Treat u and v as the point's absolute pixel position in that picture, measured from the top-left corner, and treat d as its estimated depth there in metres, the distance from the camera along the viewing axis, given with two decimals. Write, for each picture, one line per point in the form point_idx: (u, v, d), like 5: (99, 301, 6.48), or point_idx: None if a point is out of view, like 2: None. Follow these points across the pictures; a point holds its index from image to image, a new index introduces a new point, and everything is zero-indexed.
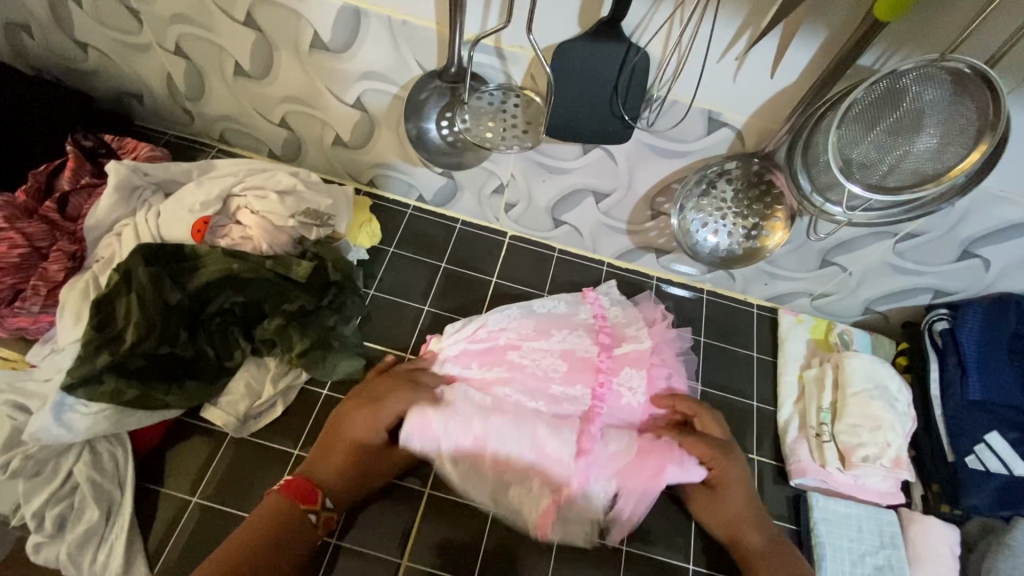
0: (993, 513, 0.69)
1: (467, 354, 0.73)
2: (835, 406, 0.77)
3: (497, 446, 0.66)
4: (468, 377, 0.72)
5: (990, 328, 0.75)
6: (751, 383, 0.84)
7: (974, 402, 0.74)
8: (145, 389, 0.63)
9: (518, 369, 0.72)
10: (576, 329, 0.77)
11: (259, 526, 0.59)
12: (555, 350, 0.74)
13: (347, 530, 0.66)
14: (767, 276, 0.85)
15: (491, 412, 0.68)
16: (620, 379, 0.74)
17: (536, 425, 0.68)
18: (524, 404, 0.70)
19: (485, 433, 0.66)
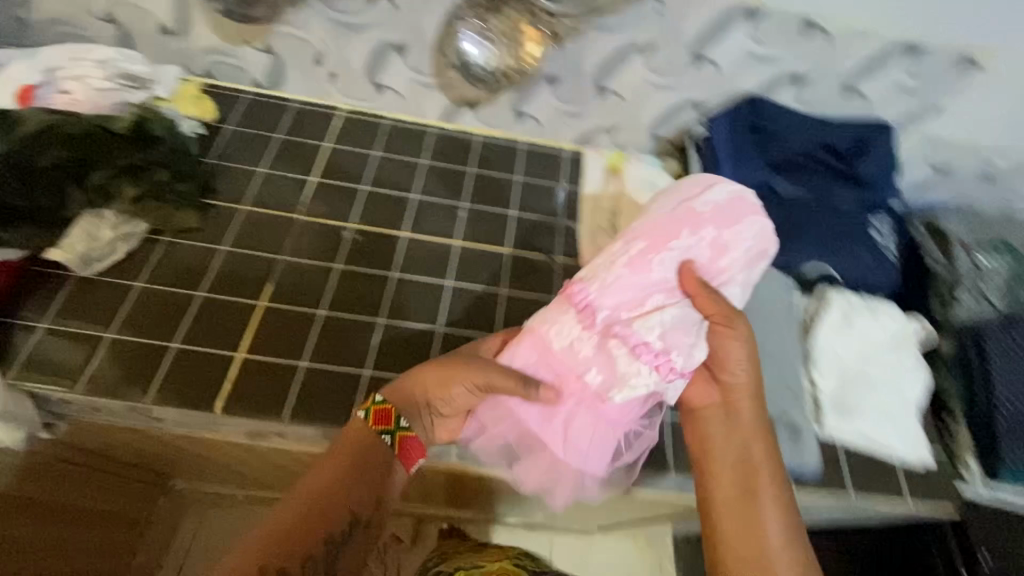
0: None
1: (749, 207, 0.64)
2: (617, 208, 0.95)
3: (708, 227, 0.62)
4: (746, 216, 0.63)
5: (733, 126, 0.90)
6: (556, 206, 0.97)
7: (727, 187, 0.90)
8: None
9: (690, 247, 0.62)
10: (674, 349, 0.62)
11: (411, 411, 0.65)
12: (690, 278, 0.62)
13: (229, 343, 0.76)
14: (567, 117, 0.99)
15: (719, 243, 0.62)
16: (651, 313, 0.62)
17: (671, 248, 0.62)
18: (682, 250, 0.62)
19: (717, 236, 0.62)
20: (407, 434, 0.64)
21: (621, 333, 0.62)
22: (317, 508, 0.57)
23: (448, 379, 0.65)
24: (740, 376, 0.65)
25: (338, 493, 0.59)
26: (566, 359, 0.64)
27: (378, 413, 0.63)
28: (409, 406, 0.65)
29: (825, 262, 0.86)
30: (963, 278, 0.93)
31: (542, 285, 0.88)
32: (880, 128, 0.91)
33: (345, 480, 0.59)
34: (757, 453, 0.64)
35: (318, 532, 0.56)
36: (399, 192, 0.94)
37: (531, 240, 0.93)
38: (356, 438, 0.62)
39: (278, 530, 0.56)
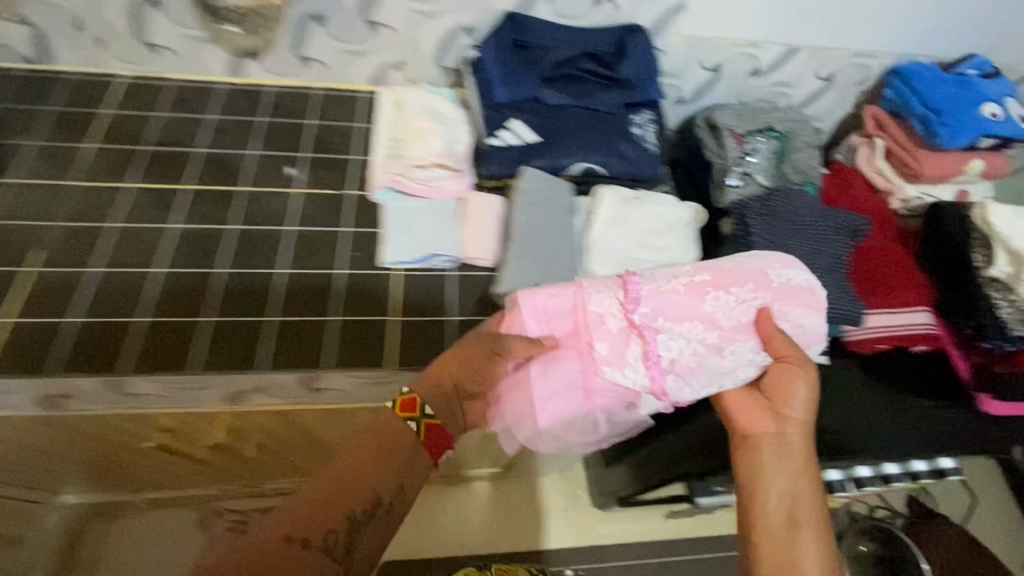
0: (507, 173, 0.89)
1: (803, 289, 0.80)
2: (404, 134, 0.93)
3: (763, 296, 0.78)
4: (788, 305, 0.79)
5: (497, 43, 0.94)
6: (350, 144, 0.99)
7: (502, 104, 0.94)
8: None
9: (740, 315, 0.77)
10: (741, 359, 0.75)
11: (429, 387, 0.71)
12: (731, 336, 0.76)
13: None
14: (351, 58, 1.01)
15: (760, 309, 0.77)
16: (668, 336, 0.75)
17: (729, 305, 0.77)
18: (728, 317, 0.76)
19: (772, 302, 0.78)
20: (432, 422, 0.68)
21: (647, 334, 0.75)
22: (346, 489, 0.61)
23: (479, 356, 0.73)
24: (795, 405, 0.68)
25: (364, 476, 0.62)
26: (594, 330, 0.75)
27: (406, 400, 0.67)
28: (427, 392, 0.70)
29: (585, 159, 0.90)
30: (732, 161, 1.02)
31: (333, 216, 0.90)
32: (633, 30, 0.97)
33: (364, 465, 0.63)
34: (808, 487, 0.64)
35: (340, 510, 0.59)
36: (184, 148, 0.95)
37: (324, 178, 0.95)
38: (382, 429, 0.66)
39: (302, 509, 0.58)
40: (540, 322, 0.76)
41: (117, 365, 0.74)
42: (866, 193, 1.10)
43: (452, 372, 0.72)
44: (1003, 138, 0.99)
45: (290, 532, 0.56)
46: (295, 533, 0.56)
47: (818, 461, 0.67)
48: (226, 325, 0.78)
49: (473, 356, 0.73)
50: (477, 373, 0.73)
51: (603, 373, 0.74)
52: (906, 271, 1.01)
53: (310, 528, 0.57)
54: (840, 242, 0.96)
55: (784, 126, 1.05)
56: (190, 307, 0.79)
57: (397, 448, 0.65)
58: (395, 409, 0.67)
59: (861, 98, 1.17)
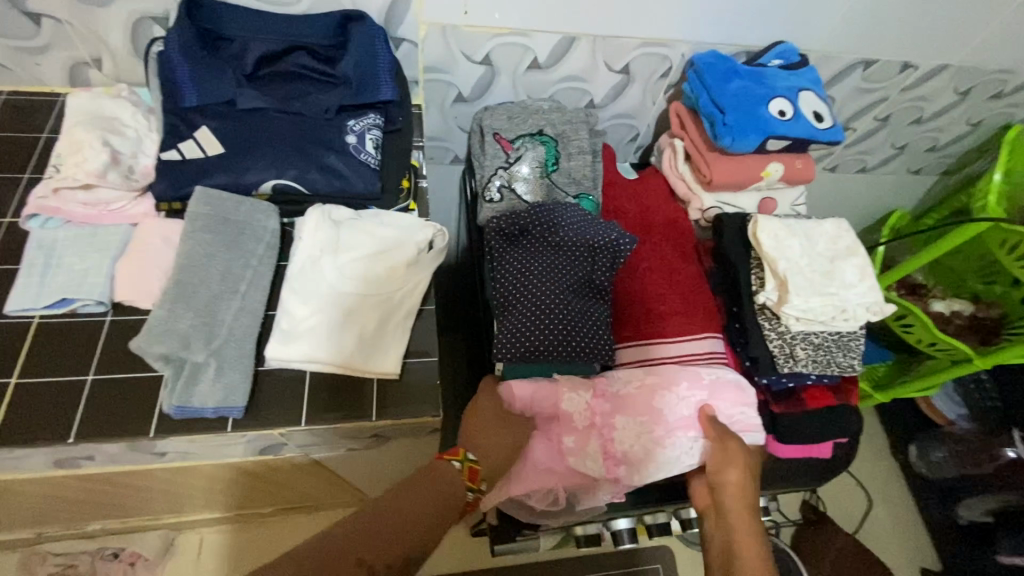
0: (181, 194, 0.74)
1: (735, 388, 0.78)
2: (62, 146, 0.77)
3: (712, 398, 0.77)
4: (731, 400, 0.78)
5: (179, 33, 0.77)
6: (28, 158, 0.84)
7: (193, 109, 0.78)
8: None
9: (688, 411, 0.76)
10: (684, 448, 0.75)
11: (488, 447, 0.76)
12: (681, 429, 0.75)
13: None
14: (28, 56, 0.84)
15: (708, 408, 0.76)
16: (626, 426, 0.74)
17: (675, 399, 0.76)
18: (679, 412, 0.76)
19: (716, 400, 0.77)
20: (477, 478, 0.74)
21: (601, 426, 0.74)
22: (404, 531, 0.65)
23: (512, 432, 0.77)
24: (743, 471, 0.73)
25: (421, 515, 0.68)
26: (559, 422, 0.74)
27: (468, 473, 0.74)
28: (492, 454, 0.75)
29: (271, 174, 0.75)
30: (489, 171, 0.89)
31: None
32: (355, 18, 0.82)
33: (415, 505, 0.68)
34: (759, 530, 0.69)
35: (400, 550, 0.64)
36: None
37: None
38: (437, 478, 0.72)
39: (369, 532, 0.64)
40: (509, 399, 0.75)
41: None
42: (659, 198, 0.97)
43: (489, 446, 0.76)
44: (792, 140, 0.87)
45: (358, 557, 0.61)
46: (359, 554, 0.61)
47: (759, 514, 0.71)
48: None
49: (489, 436, 0.76)
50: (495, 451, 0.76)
51: (570, 467, 0.73)
52: (688, 291, 0.86)
53: (369, 552, 0.62)
54: (602, 264, 0.83)
55: (556, 129, 0.91)
56: None
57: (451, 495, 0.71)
58: (461, 471, 0.73)
59: (670, 90, 1.04)
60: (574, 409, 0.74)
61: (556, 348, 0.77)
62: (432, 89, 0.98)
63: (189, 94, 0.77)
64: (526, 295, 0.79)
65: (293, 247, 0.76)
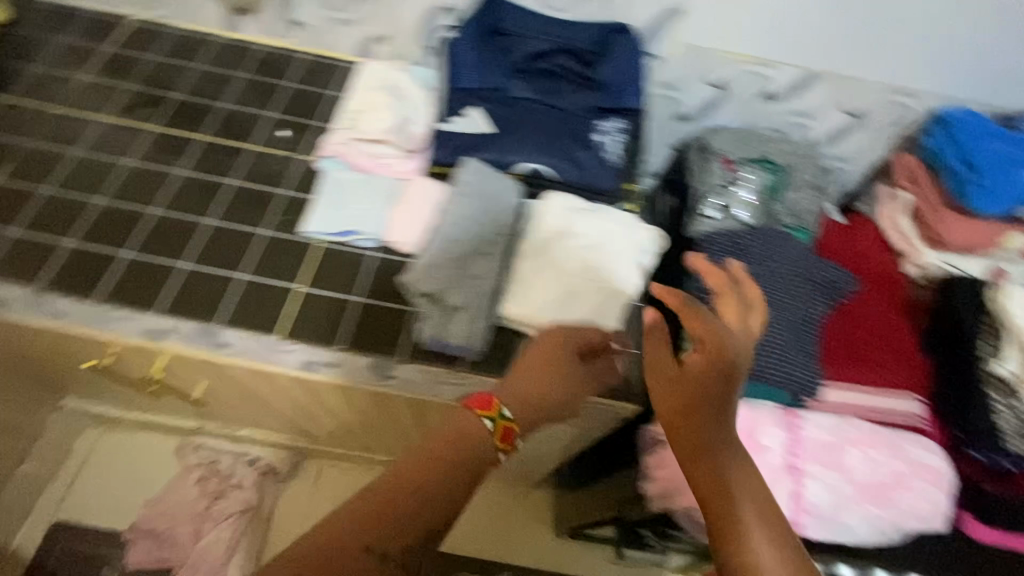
0: (450, 161, 0.86)
1: (935, 471, 0.75)
2: (358, 104, 0.91)
3: (907, 471, 0.75)
4: (926, 477, 0.75)
5: (475, 26, 0.90)
6: (316, 109, 0.99)
7: (468, 90, 0.89)
8: None
9: (878, 476, 0.75)
10: (865, 514, 0.73)
11: (521, 405, 0.61)
12: (867, 495, 0.74)
13: None
14: (334, 25, 1.00)
15: (900, 480, 0.74)
16: (816, 476, 0.74)
17: (867, 461, 0.75)
18: (867, 475, 0.75)
19: (908, 473, 0.75)
20: (508, 423, 0.58)
21: (791, 467, 0.74)
22: (429, 498, 0.51)
23: (571, 369, 0.64)
24: (679, 383, 0.50)
25: (422, 487, 0.52)
26: (754, 455, 0.75)
27: (502, 433, 0.58)
28: (531, 410, 0.61)
29: (528, 159, 0.84)
30: (709, 188, 0.91)
31: (272, 176, 0.90)
32: (620, 29, 0.89)
33: (420, 477, 0.52)
34: (735, 476, 0.47)
35: (416, 529, 0.50)
36: (166, 91, 0.98)
37: (282, 137, 0.95)
38: (458, 434, 0.56)
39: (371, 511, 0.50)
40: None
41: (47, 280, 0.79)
42: (875, 249, 0.93)
43: (532, 390, 0.62)
44: None
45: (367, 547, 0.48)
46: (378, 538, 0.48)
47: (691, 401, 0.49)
48: (137, 264, 0.81)
49: (536, 364, 0.63)
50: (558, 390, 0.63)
51: None
52: (897, 344, 0.84)
53: (374, 536, 0.48)
54: (815, 300, 0.84)
55: (784, 160, 0.93)
56: (117, 237, 0.83)
57: (476, 448, 0.56)
58: (492, 431, 0.57)
59: (898, 144, 1.01)
60: (772, 446, 0.75)
61: (762, 367, 0.79)
62: (658, 104, 1.02)
63: (473, 78, 0.89)
64: None
65: (529, 221, 0.83)
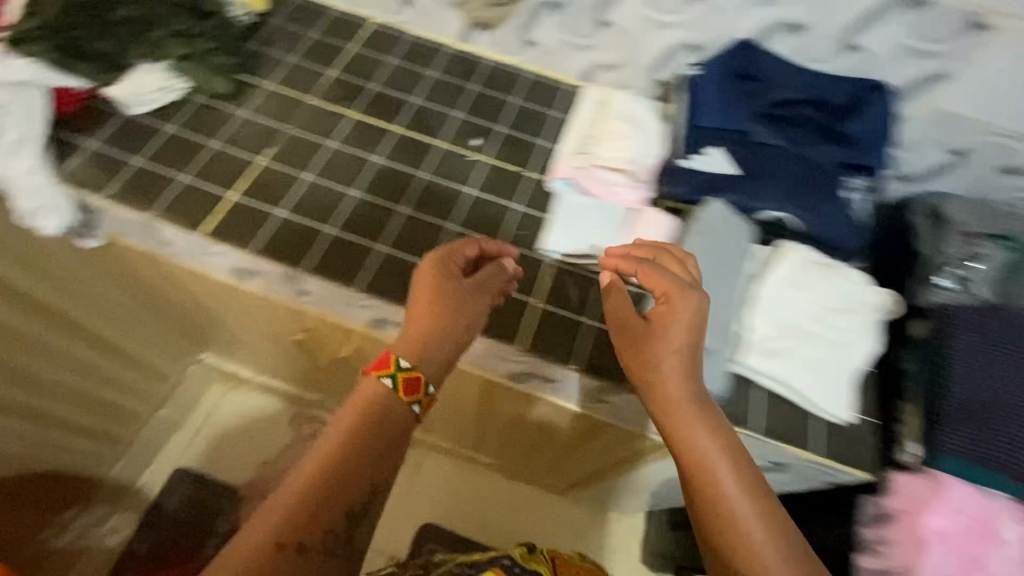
0: (691, 199, 0.87)
1: None
2: (597, 132, 0.96)
3: None
4: None
5: (723, 67, 0.92)
6: (542, 128, 1.03)
7: (711, 130, 0.91)
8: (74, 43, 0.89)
9: None
10: None
11: (430, 359, 0.69)
12: None
13: (228, 184, 0.89)
14: (569, 49, 1.04)
15: None
16: None
17: None
18: None
19: None
20: (410, 376, 0.66)
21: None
22: (350, 480, 0.61)
23: (473, 310, 0.73)
24: (664, 359, 0.65)
25: (353, 475, 0.61)
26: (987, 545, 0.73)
27: (406, 383, 0.66)
28: (430, 365, 0.69)
29: (779, 209, 0.84)
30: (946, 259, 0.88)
31: (506, 190, 0.95)
32: (874, 87, 0.89)
33: (354, 466, 0.62)
34: (706, 450, 0.62)
35: (331, 512, 0.59)
36: (404, 95, 1.04)
37: (512, 153, 1.00)
38: (367, 400, 0.64)
39: (300, 510, 0.58)
40: (928, 499, 0.74)
41: (311, 264, 0.84)
42: None
43: (443, 342, 0.70)
44: None
45: (302, 546, 0.57)
46: (309, 529, 0.58)
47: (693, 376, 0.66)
48: (391, 261, 0.86)
49: (428, 296, 0.72)
50: (433, 350, 0.70)
51: None
52: None
53: (308, 535, 0.58)
54: None
55: None
56: (370, 232, 0.88)
57: (384, 410, 0.65)
58: (394, 389, 0.66)
59: None
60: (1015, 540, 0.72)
61: (1005, 459, 0.74)
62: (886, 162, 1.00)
63: (720, 120, 0.91)
64: (983, 399, 0.76)
65: (767, 265, 0.84)
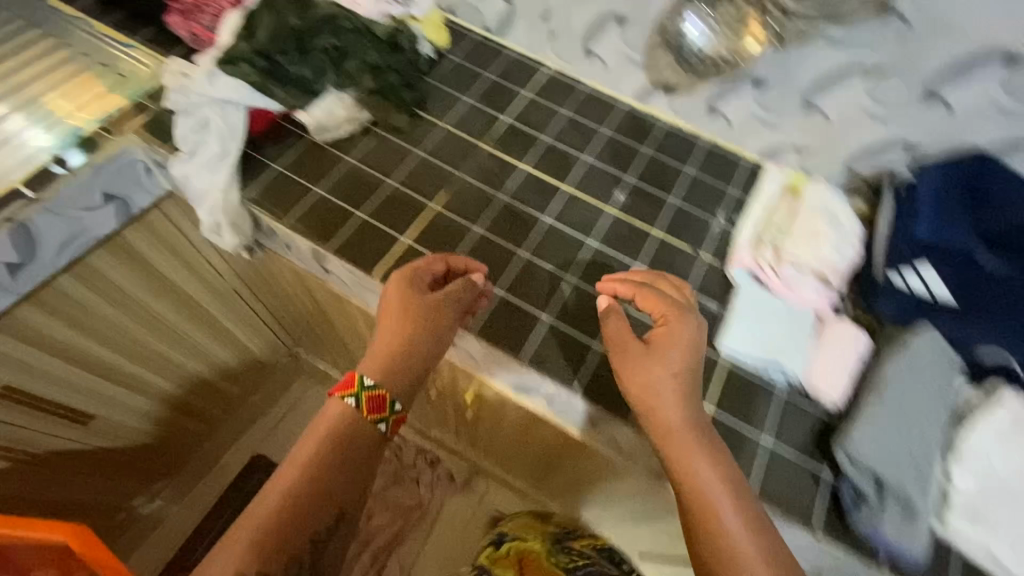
0: (897, 321, 0.79)
1: None
2: (785, 223, 0.89)
3: None
4: None
5: (945, 177, 0.82)
6: (719, 208, 0.95)
7: (921, 242, 0.81)
8: (277, 69, 0.90)
9: None
10: None
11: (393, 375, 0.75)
12: None
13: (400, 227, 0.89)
14: (759, 126, 0.97)
15: None
16: None
17: None
18: None
19: None
20: (372, 391, 0.74)
21: None
22: (307, 497, 0.71)
23: (442, 319, 0.77)
24: (653, 373, 0.67)
25: (331, 487, 0.72)
26: None
27: (370, 401, 0.73)
28: (397, 380, 0.75)
29: (1013, 356, 0.73)
30: None
31: (679, 273, 0.88)
32: None
33: (318, 486, 0.71)
34: (704, 479, 0.64)
35: (302, 525, 0.70)
36: (574, 151, 1.01)
37: (686, 231, 0.93)
38: (336, 421, 0.73)
39: (275, 518, 0.69)
40: None
41: (475, 325, 0.83)
42: None
43: (415, 353, 0.76)
44: None
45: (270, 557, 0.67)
46: (284, 539, 0.69)
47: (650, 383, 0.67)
48: (559, 333, 0.83)
49: (393, 316, 0.76)
50: (415, 358, 0.76)
51: None
52: None
53: (278, 546, 0.68)
54: None
55: None
56: (537, 298, 0.86)
57: (353, 426, 0.74)
58: (359, 406, 0.74)
59: None
60: None
61: None
62: None
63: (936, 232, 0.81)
64: None
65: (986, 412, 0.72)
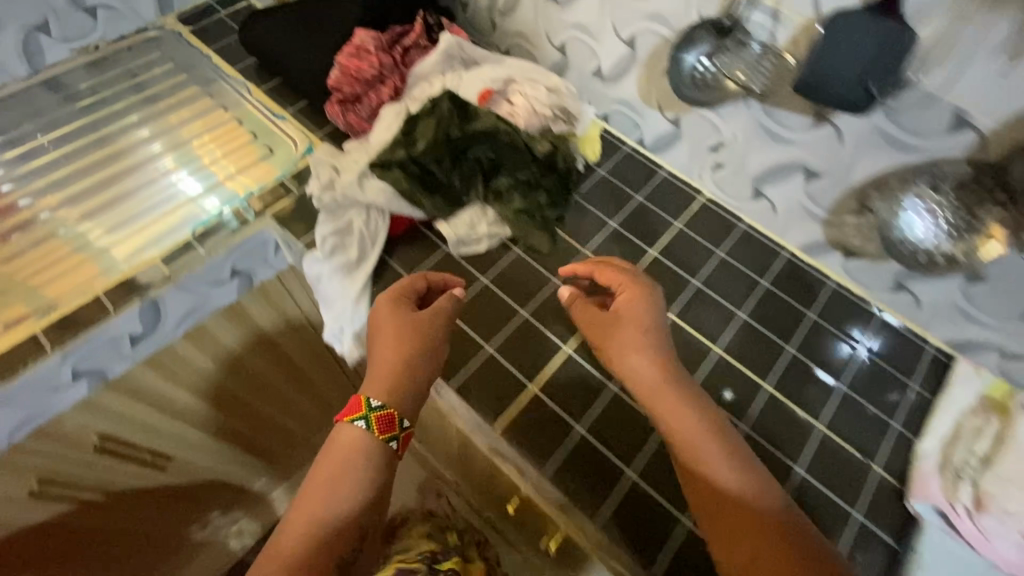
0: None
1: None
2: (989, 453, 0.75)
3: None
4: None
5: None
6: (896, 408, 0.83)
7: None
8: (428, 177, 0.86)
9: None
10: None
11: (404, 391, 0.69)
12: None
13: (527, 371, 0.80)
14: (960, 317, 0.82)
15: None
16: None
17: None
18: None
19: None
20: (381, 411, 0.67)
21: None
22: (328, 534, 0.61)
23: (439, 333, 0.73)
24: (623, 331, 0.69)
25: (356, 509, 0.64)
26: None
27: (381, 418, 0.67)
28: (406, 396, 0.69)
29: None
30: None
31: (846, 487, 0.75)
32: None
33: (336, 511, 0.63)
34: (698, 444, 0.63)
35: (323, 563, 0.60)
36: (728, 304, 0.89)
37: (857, 430, 0.80)
38: (348, 444, 0.66)
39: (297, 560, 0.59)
40: None
41: (601, 516, 0.71)
42: None
43: (420, 365, 0.71)
44: None
45: None
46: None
47: (622, 345, 0.69)
48: (703, 541, 0.69)
49: (392, 331, 0.72)
50: (421, 365, 0.71)
51: None
52: None
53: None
54: None
55: None
56: (675, 491, 0.72)
57: (361, 445, 0.66)
58: (369, 429, 0.67)
59: None
60: None
61: None
62: None
63: None
64: None
65: None
